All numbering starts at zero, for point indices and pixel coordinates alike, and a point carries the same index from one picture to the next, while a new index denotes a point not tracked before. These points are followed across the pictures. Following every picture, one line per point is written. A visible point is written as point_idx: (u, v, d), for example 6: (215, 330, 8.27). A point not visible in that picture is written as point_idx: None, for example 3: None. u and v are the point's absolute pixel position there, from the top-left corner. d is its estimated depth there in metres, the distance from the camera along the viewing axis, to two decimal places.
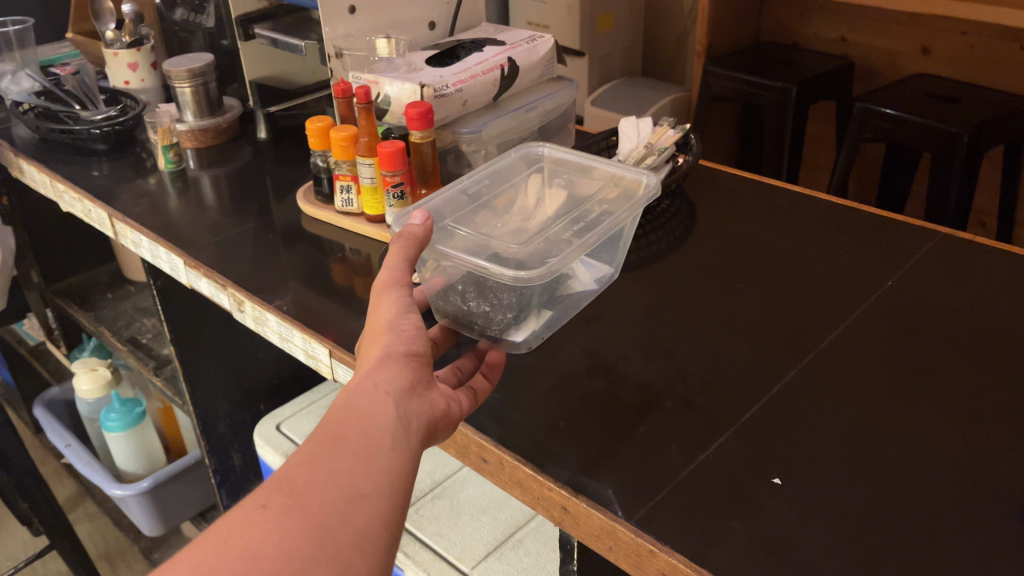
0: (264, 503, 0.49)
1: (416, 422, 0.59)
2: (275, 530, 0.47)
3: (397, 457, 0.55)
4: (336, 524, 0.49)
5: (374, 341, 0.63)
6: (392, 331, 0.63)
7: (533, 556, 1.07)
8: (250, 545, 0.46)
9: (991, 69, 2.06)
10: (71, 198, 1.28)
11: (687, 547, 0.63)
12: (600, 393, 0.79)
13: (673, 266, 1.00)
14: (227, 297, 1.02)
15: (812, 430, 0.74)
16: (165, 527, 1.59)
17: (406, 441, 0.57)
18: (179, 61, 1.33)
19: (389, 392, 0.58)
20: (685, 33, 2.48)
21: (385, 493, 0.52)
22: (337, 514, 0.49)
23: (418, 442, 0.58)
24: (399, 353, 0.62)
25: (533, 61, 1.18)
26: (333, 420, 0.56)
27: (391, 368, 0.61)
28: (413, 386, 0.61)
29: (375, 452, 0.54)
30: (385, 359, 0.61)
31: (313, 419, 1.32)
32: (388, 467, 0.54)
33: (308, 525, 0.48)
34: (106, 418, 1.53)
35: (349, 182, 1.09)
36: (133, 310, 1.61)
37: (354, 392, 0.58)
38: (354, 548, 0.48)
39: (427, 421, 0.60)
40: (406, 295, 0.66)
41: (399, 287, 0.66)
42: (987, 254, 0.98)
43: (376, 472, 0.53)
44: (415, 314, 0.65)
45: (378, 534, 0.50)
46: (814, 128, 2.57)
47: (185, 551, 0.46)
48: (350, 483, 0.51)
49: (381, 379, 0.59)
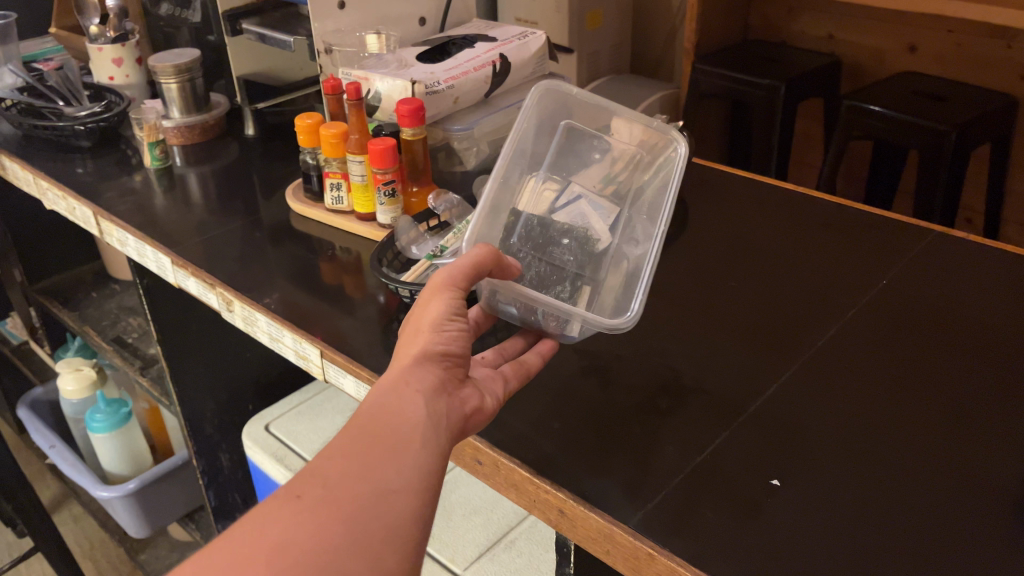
0: (298, 494, 0.50)
1: (447, 421, 0.58)
2: (307, 520, 0.49)
3: (426, 456, 0.55)
4: (366, 519, 0.50)
5: (412, 339, 0.62)
6: (433, 330, 0.61)
7: (526, 557, 1.06)
8: (284, 535, 0.48)
9: (977, 67, 2.07)
10: (54, 195, 1.26)
11: (686, 550, 0.62)
12: (595, 394, 0.78)
13: (667, 265, 0.99)
14: (216, 296, 1.00)
15: (808, 431, 0.73)
16: (152, 529, 1.57)
17: (436, 440, 0.56)
18: (165, 57, 1.31)
19: (420, 392, 0.58)
20: (674, 30, 2.47)
21: (415, 487, 0.53)
22: (367, 509, 0.50)
23: (447, 440, 0.58)
24: (436, 353, 0.61)
25: (524, 58, 1.17)
26: (364, 415, 0.56)
27: (425, 367, 0.60)
28: (443, 385, 0.60)
29: (404, 451, 0.54)
30: (419, 358, 0.60)
31: (302, 419, 1.31)
32: (414, 467, 0.54)
33: (340, 517, 0.49)
34: (91, 419, 1.50)
35: (339, 180, 1.07)
36: (118, 309, 1.59)
37: (386, 389, 0.57)
38: (382, 542, 0.50)
39: (457, 420, 0.60)
40: (457, 298, 0.64)
41: (453, 288, 0.64)
42: (976, 251, 0.99)
43: (404, 469, 0.53)
44: (461, 318, 0.63)
45: (405, 531, 0.51)
46: (802, 125, 2.57)
47: (221, 535, 0.48)
48: (380, 478, 0.52)
49: (414, 377, 0.58)
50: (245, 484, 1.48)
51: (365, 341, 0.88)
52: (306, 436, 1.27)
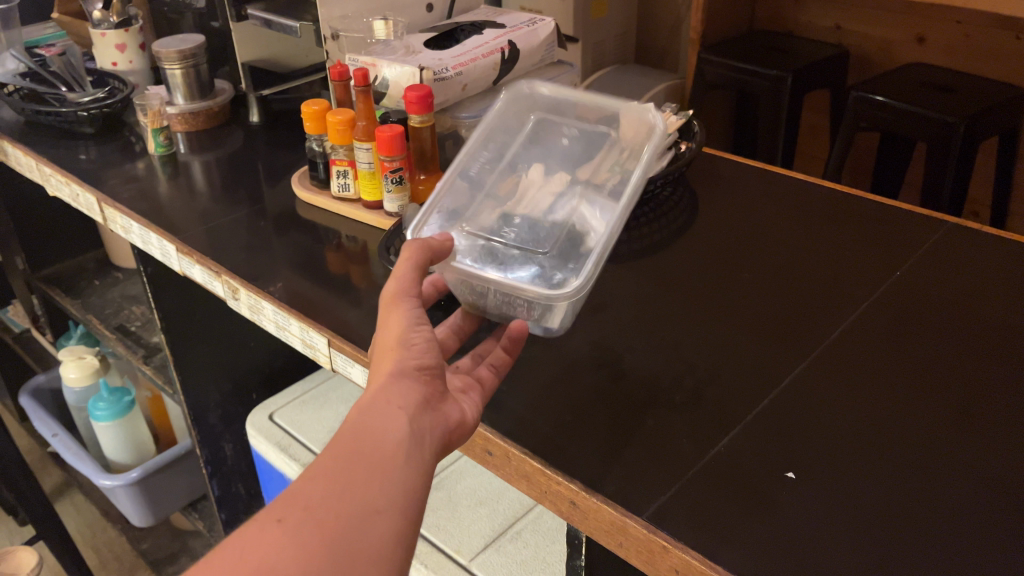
0: (279, 516, 0.48)
1: (430, 437, 0.58)
2: (290, 545, 0.47)
3: (412, 472, 0.54)
4: (349, 540, 0.48)
5: (387, 354, 0.61)
6: (404, 346, 0.61)
7: (532, 548, 1.05)
8: (267, 558, 0.46)
9: (986, 59, 2.05)
10: (57, 181, 1.25)
11: (701, 544, 0.61)
12: (605, 385, 0.77)
13: (678, 256, 0.98)
14: (221, 285, 0.99)
15: (824, 426, 0.72)
16: (155, 519, 1.57)
17: (420, 456, 0.56)
18: (168, 42, 1.30)
19: (402, 409, 0.57)
20: (679, 20, 2.46)
21: (399, 509, 0.51)
22: (353, 528, 0.49)
23: (431, 458, 0.57)
24: (412, 368, 0.60)
25: (534, 45, 1.16)
26: (347, 434, 0.54)
27: (404, 384, 0.59)
28: (424, 400, 0.60)
29: (388, 469, 0.53)
30: (397, 374, 0.59)
31: (307, 409, 1.30)
32: (400, 484, 0.53)
33: (323, 538, 0.48)
34: (94, 407, 1.50)
35: (346, 167, 1.06)
36: (121, 298, 1.58)
37: (367, 406, 0.57)
38: (368, 562, 0.48)
39: (441, 435, 0.59)
40: (417, 308, 0.64)
41: (410, 298, 0.64)
42: (991, 244, 0.97)
43: (390, 485, 0.52)
44: (426, 327, 0.63)
45: (391, 550, 0.50)
46: (807, 116, 2.56)
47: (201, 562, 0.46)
48: (367, 496, 0.51)
49: (394, 395, 0.58)
50: (249, 475, 1.47)
51: (373, 331, 0.87)
52: (311, 426, 1.27)
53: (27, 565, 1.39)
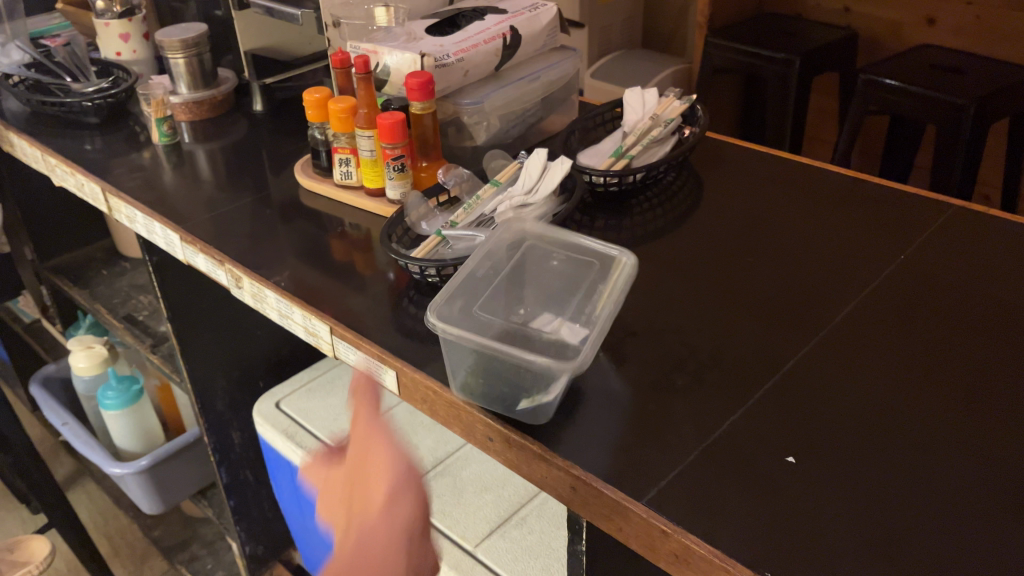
0: None
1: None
2: None
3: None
4: None
5: (359, 490, 0.69)
6: (372, 522, 0.68)
7: (536, 534, 1.06)
8: None
9: (996, 40, 2.03)
10: (62, 172, 1.26)
11: (701, 529, 0.61)
12: (607, 371, 0.77)
13: (681, 241, 0.98)
14: (225, 273, 0.99)
15: (826, 408, 0.72)
16: (164, 506, 1.58)
17: None
18: (171, 32, 1.30)
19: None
20: (686, 4, 2.44)
21: None
22: None
23: None
24: (372, 521, 0.68)
25: (536, 30, 1.15)
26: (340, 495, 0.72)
27: (378, 516, 0.68)
28: (394, 532, 0.68)
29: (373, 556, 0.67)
30: (366, 532, 0.68)
31: (313, 397, 1.31)
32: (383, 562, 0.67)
33: None
34: (103, 396, 1.51)
35: (348, 155, 1.06)
36: (129, 287, 1.59)
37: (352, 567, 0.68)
38: None
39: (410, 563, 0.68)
40: (378, 445, 0.69)
41: (371, 415, 0.69)
42: (997, 226, 0.96)
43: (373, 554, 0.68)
44: (386, 449, 0.69)
45: None
46: (816, 100, 2.55)
47: None
48: None
49: (372, 532, 0.68)
50: (257, 462, 1.48)
51: (375, 318, 0.87)
52: (317, 413, 1.28)
53: (39, 554, 1.41)
